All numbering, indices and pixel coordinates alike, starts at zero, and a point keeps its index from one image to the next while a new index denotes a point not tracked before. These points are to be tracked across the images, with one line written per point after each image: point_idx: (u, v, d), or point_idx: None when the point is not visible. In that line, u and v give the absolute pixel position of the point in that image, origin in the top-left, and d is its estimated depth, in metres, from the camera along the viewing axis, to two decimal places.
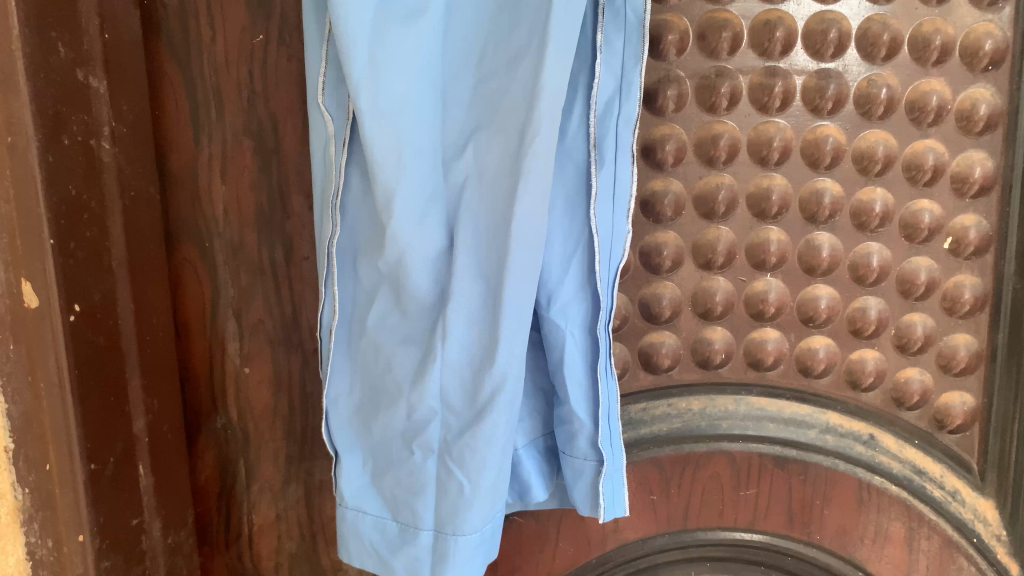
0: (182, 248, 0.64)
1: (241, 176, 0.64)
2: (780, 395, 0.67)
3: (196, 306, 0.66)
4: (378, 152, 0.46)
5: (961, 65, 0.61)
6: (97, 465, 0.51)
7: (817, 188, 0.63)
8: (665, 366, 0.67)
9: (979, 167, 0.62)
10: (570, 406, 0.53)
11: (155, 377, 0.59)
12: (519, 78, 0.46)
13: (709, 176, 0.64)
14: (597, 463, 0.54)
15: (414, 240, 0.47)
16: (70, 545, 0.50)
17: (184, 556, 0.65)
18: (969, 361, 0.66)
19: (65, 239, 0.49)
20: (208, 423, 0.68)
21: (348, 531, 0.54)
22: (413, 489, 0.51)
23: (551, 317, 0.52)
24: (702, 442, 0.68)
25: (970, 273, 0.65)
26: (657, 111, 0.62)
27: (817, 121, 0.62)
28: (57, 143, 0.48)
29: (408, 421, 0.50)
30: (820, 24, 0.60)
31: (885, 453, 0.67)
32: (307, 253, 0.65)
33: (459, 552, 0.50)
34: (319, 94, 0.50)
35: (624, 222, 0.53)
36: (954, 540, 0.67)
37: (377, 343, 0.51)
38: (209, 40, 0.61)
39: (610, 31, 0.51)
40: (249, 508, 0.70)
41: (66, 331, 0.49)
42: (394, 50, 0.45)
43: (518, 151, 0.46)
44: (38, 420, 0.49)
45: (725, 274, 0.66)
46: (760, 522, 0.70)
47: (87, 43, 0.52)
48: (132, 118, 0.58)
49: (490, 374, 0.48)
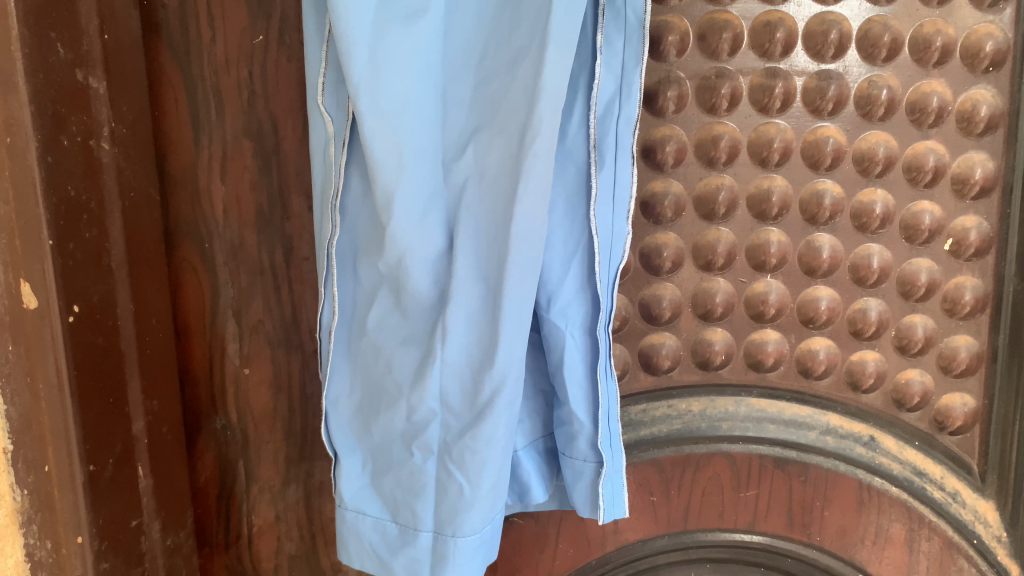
0: (182, 249, 0.64)
1: (241, 177, 0.64)
2: (780, 396, 0.67)
3: (195, 306, 0.66)
4: (378, 153, 0.46)
5: (961, 65, 0.61)
6: (96, 466, 0.51)
7: (818, 190, 0.63)
8: (665, 367, 0.67)
9: (980, 168, 0.62)
10: (570, 408, 0.53)
11: (155, 378, 0.59)
12: (519, 79, 0.46)
13: (709, 177, 0.63)
14: (597, 465, 0.53)
15: (414, 241, 0.47)
16: (69, 547, 0.50)
17: (183, 557, 0.64)
18: (970, 362, 0.66)
19: (64, 240, 0.49)
20: (207, 424, 0.68)
21: (347, 532, 0.54)
22: (412, 491, 0.51)
23: (551, 318, 0.52)
24: (702, 444, 0.67)
25: (970, 274, 0.64)
26: (657, 111, 0.62)
27: (817, 122, 0.62)
28: (57, 144, 0.48)
29: (408, 422, 0.50)
30: (821, 25, 0.60)
31: (886, 454, 0.67)
32: (307, 254, 0.65)
33: (458, 553, 0.50)
34: (319, 94, 0.49)
35: (624, 222, 0.53)
36: (954, 542, 0.67)
37: (377, 344, 0.51)
38: (209, 41, 0.61)
39: (611, 31, 0.50)
40: (249, 508, 0.70)
41: (65, 332, 0.49)
42: (394, 50, 0.45)
43: (518, 151, 0.46)
44: (37, 421, 0.48)
45: (725, 275, 0.65)
46: (760, 523, 0.69)
47: (86, 43, 0.52)
48: (132, 118, 0.58)
49: (490, 376, 0.48)
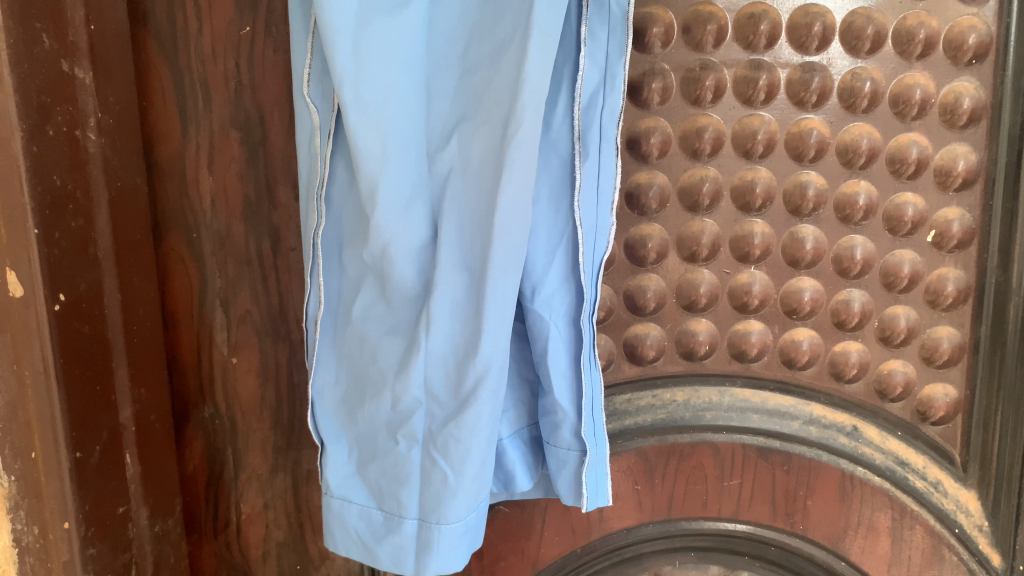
0: (170, 239, 0.65)
1: (228, 167, 0.64)
2: (763, 387, 0.68)
3: (183, 296, 0.66)
4: (362, 143, 0.46)
5: (944, 58, 0.61)
6: (83, 453, 0.52)
7: (802, 181, 0.64)
8: (650, 357, 0.67)
9: (962, 160, 0.63)
10: (554, 396, 0.53)
11: (142, 367, 0.60)
12: (503, 70, 0.46)
13: (693, 169, 0.64)
14: (580, 453, 0.54)
15: (398, 231, 0.47)
16: (55, 533, 0.51)
17: (172, 544, 0.65)
18: (952, 354, 0.66)
19: (50, 229, 0.49)
20: (196, 413, 0.68)
21: (334, 520, 0.54)
22: (397, 478, 0.51)
23: (535, 308, 0.52)
24: (685, 433, 0.68)
25: (953, 266, 0.65)
26: (642, 103, 0.62)
27: (801, 114, 0.63)
28: (42, 134, 0.49)
29: (392, 412, 0.51)
30: (804, 18, 0.60)
31: (868, 444, 0.68)
32: (294, 244, 0.65)
33: (443, 540, 0.50)
34: (304, 85, 0.50)
35: (608, 214, 0.54)
36: (935, 530, 0.68)
37: (363, 333, 0.51)
38: (196, 32, 0.61)
39: (595, 23, 0.50)
40: (237, 496, 0.71)
41: (51, 320, 0.49)
42: (377, 42, 0.46)
43: (502, 141, 0.46)
44: (24, 408, 0.49)
45: (710, 267, 0.66)
46: (744, 512, 0.70)
47: (72, 34, 0.52)
48: (119, 109, 0.58)
49: (473, 365, 0.48)
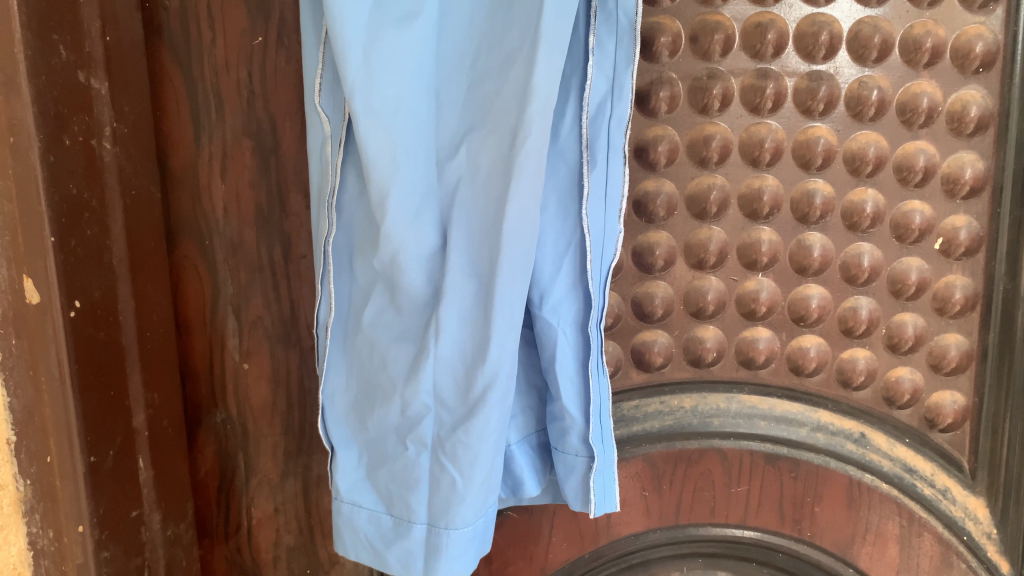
0: (182, 245, 0.66)
1: (241, 175, 0.65)
2: (771, 393, 0.68)
3: (196, 302, 0.67)
4: (373, 152, 0.46)
5: (951, 67, 0.62)
6: (97, 457, 0.52)
7: (809, 189, 0.64)
8: (657, 364, 0.68)
9: (970, 168, 0.63)
10: (562, 403, 0.54)
11: (156, 372, 0.61)
12: (512, 80, 0.46)
13: (701, 177, 0.64)
14: (588, 459, 0.54)
15: (408, 239, 0.48)
16: (70, 536, 0.51)
17: (183, 548, 0.66)
18: (960, 361, 0.66)
19: (66, 237, 0.50)
20: (208, 417, 0.69)
21: (343, 524, 0.55)
22: (406, 483, 0.52)
23: (543, 315, 0.53)
24: (693, 440, 0.68)
25: (961, 273, 0.65)
26: (649, 112, 0.63)
27: (809, 123, 0.63)
28: (59, 144, 0.49)
29: (402, 417, 0.51)
30: (810, 27, 0.61)
31: (876, 452, 0.68)
32: (305, 251, 0.66)
33: (451, 546, 0.51)
34: (315, 94, 0.50)
35: (616, 221, 0.54)
36: (944, 538, 0.67)
37: (372, 339, 0.52)
38: (209, 42, 0.62)
39: (602, 33, 0.51)
40: (248, 501, 0.71)
41: (66, 326, 0.50)
42: (387, 52, 0.46)
43: (510, 151, 0.46)
44: (40, 414, 0.50)
45: (717, 274, 0.66)
46: (752, 519, 0.70)
47: (88, 45, 0.53)
48: (134, 118, 0.59)
49: (481, 372, 0.48)
